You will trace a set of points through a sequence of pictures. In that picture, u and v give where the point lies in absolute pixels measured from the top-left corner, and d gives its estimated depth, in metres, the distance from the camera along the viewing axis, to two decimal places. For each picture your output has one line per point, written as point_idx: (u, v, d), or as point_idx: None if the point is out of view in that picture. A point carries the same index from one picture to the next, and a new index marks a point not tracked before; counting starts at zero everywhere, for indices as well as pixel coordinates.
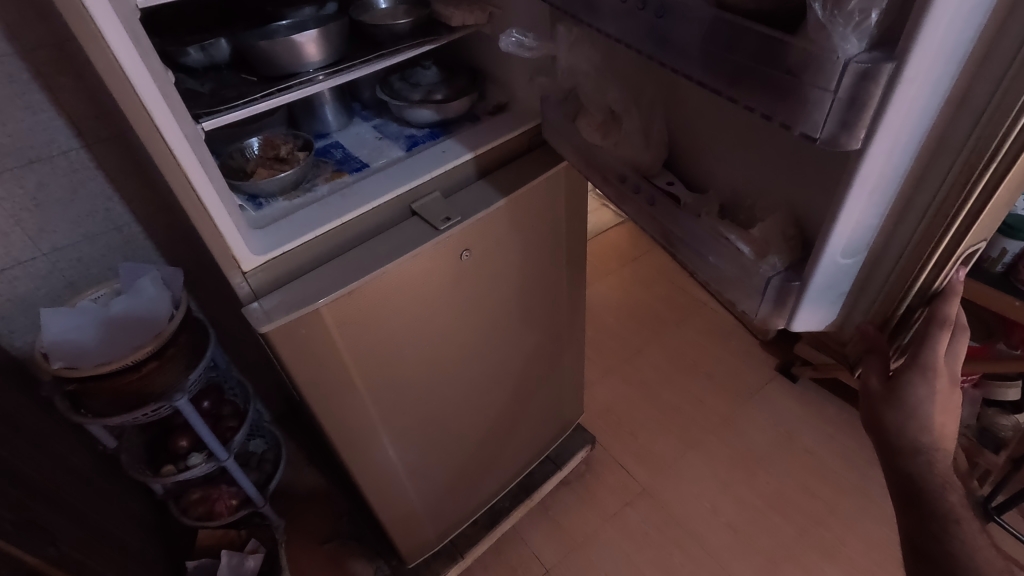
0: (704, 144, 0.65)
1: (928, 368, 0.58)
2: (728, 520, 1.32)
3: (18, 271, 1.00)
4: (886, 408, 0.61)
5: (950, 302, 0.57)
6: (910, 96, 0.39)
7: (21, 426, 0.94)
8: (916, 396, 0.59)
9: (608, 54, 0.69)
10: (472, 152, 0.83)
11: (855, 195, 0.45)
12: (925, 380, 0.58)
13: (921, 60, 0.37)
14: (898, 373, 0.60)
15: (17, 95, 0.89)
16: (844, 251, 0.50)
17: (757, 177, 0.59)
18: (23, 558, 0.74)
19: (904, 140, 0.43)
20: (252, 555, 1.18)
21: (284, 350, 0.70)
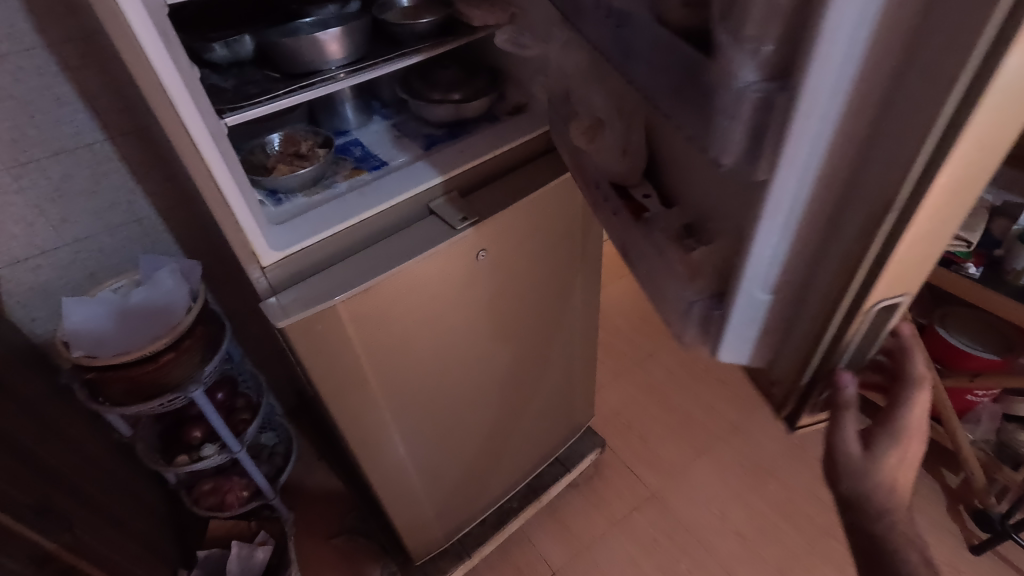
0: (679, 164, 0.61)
1: (903, 430, 0.51)
2: (737, 528, 1.31)
3: (41, 260, 1.02)
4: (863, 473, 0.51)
5: (915, 356, 0.50)
6: (809, 129, 0.35)
7: (40, 413, 0.95)
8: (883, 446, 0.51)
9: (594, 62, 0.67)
10: (441, 175, 0.81)
11: (769, 228, 0.41)
12: (892, 435, 0.51)
13: (816, 94, 0.34)
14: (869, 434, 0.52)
15: (46, 87, 0.90)
16: (767, 288, 0.46)
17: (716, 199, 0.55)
18: (39, 542, 0.76)
19: (823, 175, 0.38)
20: (261, 547, 1.21)
21: (300, 346, 0.71)
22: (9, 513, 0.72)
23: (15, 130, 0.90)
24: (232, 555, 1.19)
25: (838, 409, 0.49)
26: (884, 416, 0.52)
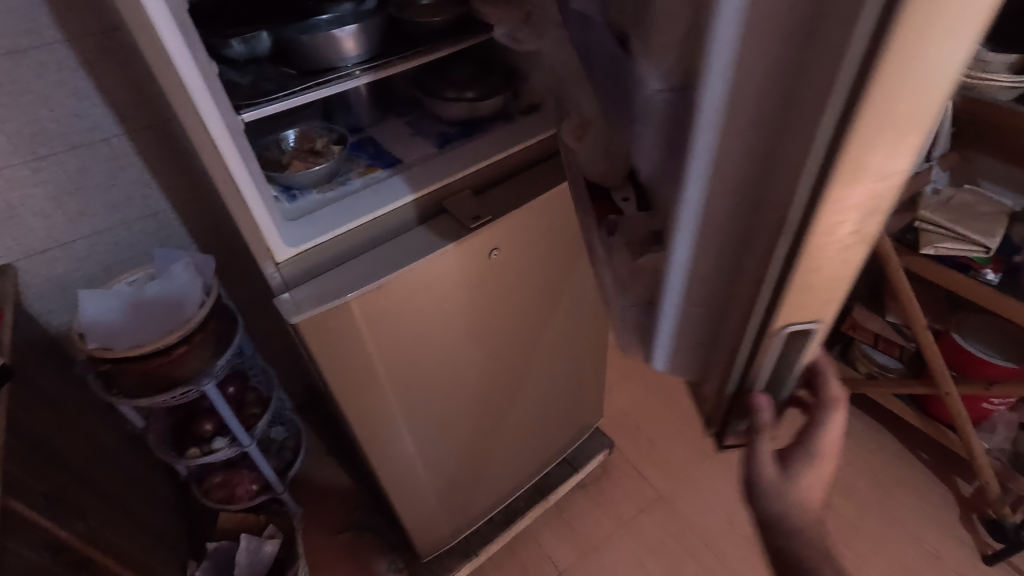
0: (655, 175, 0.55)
1: (816, 451, 0.47)
2: (745, 532, 1.30)
3: (58, 253, 1.03)
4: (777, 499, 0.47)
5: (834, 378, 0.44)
6: (707, 136, 0.32)
7: (55, 403, 0.96)
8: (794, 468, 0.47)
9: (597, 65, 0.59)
10: (412, 195, 0.78)
11: (683, 244, 0.38)
12: (803, 456, 0.47)
13: (708, 96, 0.31)
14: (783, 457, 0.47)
15: (66, 81, 0.91)
16: (695, 308, 0.43)
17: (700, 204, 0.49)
18: (53, 531, 0.77)
19: (735, 191, 0.34)
20: (269, 540, 1.22)
21: (312, 342, 0.71)
22: (23, 503, 0.73)
23: (35, 124, 0.91)
24: (241, 547, 1.20)
25: (753, 433, 0.43)
26: (800, 438, 0.47)
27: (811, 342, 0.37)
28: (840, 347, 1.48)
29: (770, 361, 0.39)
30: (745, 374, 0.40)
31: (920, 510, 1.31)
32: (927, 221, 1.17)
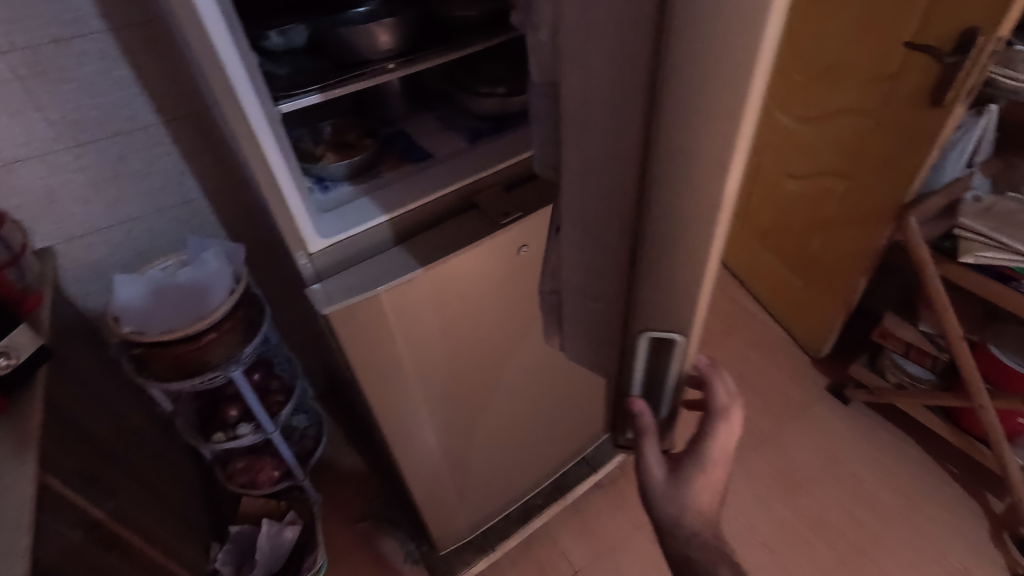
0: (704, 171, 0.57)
1: (705, 458, 0.55)
2: (765, 540, 1.28)
3: (95, 238, 1.06)
4: (668, 497, 0.55)
5: (719, 386, 0.55)
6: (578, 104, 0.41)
7: (89, 383, 0.98)
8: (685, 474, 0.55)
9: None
10: (386, 216, 0.76)
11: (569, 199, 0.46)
12: (698, 464, 0.55)
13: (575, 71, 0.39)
14: (676, 458, 0.56)
15: (107, 70, 0.93)
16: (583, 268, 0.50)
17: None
18: (90, 511, 0.79)
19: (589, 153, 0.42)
20: (290, 526, 1.24)
21: (340, 332, 0.72)
22: (59, 480, 0.75)
23: (77, 111, 0.93)
24: (262, 532, 1.22)
25: (642, 435, 0.52)
26: (691, 445, 0.56)
27: (674, 348, 0.48)
28: (868, 355, 1.45)
29: (639, 365, 0.50)
30: (623, 371, 0.51)
31: (946, 525, 1.28)
32: (966, 228, 1.13)
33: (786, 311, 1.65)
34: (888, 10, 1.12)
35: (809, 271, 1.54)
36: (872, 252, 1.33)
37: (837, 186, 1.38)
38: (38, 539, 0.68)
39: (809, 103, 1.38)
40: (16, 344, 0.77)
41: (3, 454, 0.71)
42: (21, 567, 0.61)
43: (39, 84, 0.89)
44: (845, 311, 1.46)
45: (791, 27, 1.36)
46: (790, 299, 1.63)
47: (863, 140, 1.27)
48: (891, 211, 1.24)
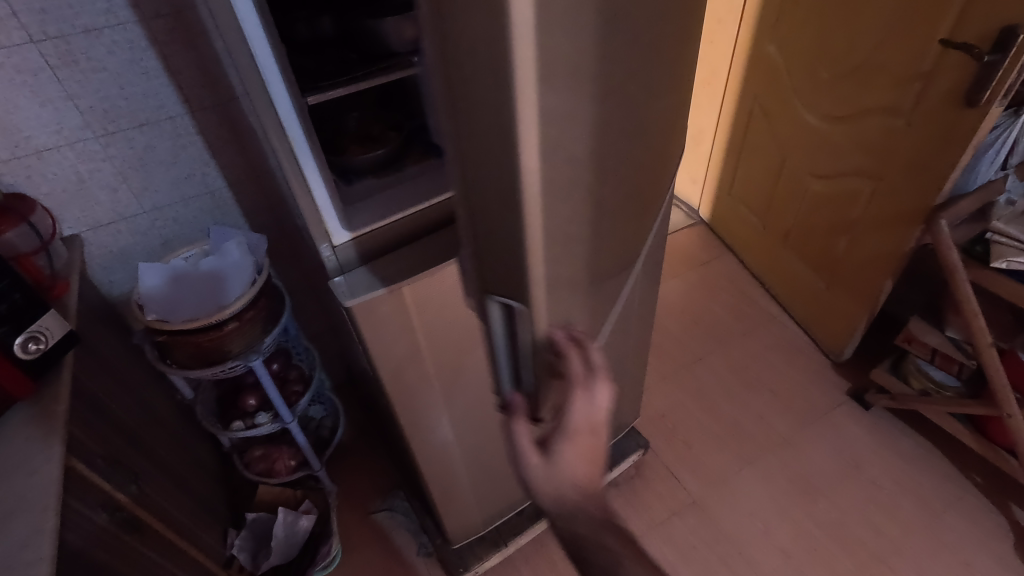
0: (658, 170, 0.53)
1: (569, 432, 0.46)
2: (782, 545, 1.27)
3: (121, 226, 1.08)
4: (541, 480, 0.48)
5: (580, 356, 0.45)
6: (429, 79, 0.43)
7: (114, 368, 1.00)
8: (550, 455, 0.47)
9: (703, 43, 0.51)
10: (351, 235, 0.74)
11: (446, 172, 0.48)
12: (566, 440, 0.46)
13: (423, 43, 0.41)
14: (547, 438, 0.48)
15: (135, 60, 0.94)
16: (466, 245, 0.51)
17: (625, 203, 0.48)
18: (114, 495, 0.81)
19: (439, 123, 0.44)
20: (305, 515, 1.26)
21: (363, 325, 0.72)
22: (84, 464, 0.77)
23: (106, 100, 0.95)
24: (278, 520, 1.24)
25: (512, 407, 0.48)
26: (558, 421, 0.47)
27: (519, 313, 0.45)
28: (892, 360, 1.42)
29: (500, 330, 0.48)
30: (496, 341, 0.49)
31: (969, 536, 1.25)
32: (1001, 233, 1.10)
33: (808, 314, 1.63)
34: (924, 7, 1.09)
35: (832, 273, 1.52)
36: (899, 255, 1.30)
37: (864, 186, 1.35)
38: (65, 521, 0.69)
39: (837, 101, 1.35)
40: (46, 328, 0.79)
41: (32, 436, 0.72)
42: (48, 548, 0.62)
43: (70, 74, 0.90)
44: (869, 315, 1.43)
45: (818, 22, 1.33)
46: (811, 301, 1.60)
47: (893, 140, 1.24)
48: (921, 213, 1.21)
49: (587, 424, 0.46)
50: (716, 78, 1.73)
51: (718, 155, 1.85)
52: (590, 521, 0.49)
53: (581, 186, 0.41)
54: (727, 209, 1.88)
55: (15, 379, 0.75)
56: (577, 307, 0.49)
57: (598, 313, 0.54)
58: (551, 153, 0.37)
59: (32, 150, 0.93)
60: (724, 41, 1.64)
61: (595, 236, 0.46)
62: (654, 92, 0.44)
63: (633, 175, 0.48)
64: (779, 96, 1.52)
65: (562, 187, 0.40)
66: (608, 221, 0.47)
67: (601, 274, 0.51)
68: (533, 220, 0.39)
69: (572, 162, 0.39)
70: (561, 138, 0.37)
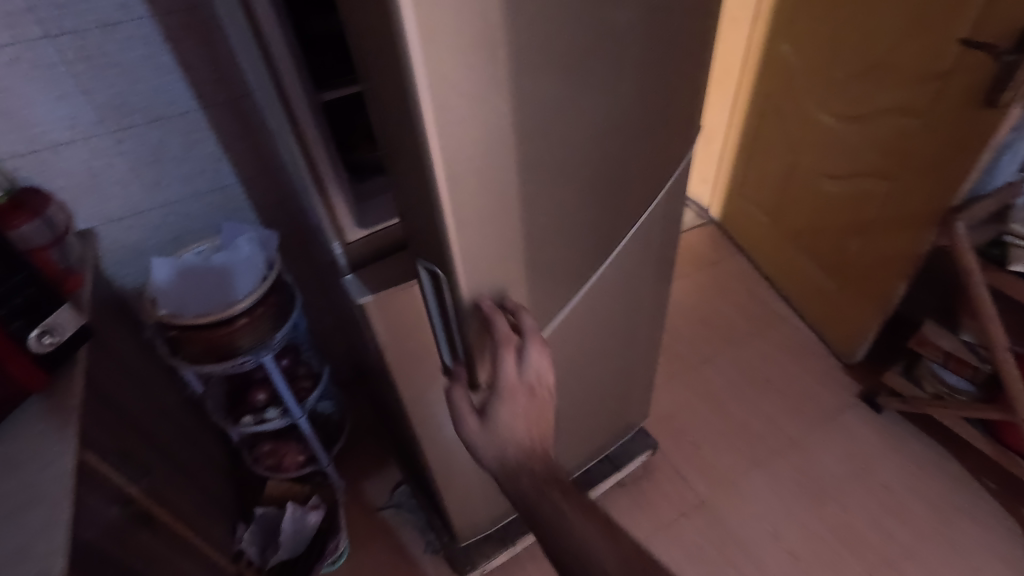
0: (596, 160, 0.61)
1: (504, 390, 0.59)
2: (790, 548, 1.26)
3: (134, 221, 1.08)
4: (484, 439, 0.60)
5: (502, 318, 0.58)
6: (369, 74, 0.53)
7: (126, 362, 1.01)
8: (491, 415, 0.59)
9: (645, 50, 0.58)
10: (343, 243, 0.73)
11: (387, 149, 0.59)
12: (501, 399, 0.59)
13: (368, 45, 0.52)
14: (485, 406, 0.60)
15: (150, 56, 0.94)
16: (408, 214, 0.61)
17: (549, 188, 0.57)
18: (126, 488, 0.81)
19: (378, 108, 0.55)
20: (313, 510, 1.26)
21: (375, 323, 0.72)
22: (97, 457, 0.77)
23: (119, 96, 0.95)
24: (286, 515, 1.23)
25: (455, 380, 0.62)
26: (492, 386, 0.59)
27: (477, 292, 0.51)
28: (905, 363, 1.41)
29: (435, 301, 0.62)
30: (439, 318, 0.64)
31: (981, 541, 1.24)
32: (1019, 236, 1.09)
33: (818, 316, 1.61)
34: (945, 5, 1.08)
35: (844, 275, 1.50)
36: (913, 257, 1.28)
37: (878, 187, 1.34)
38: (79, 515, 0.70)
39: (851, 101, 1.34)
40: (60, 323, 0.79)
41: (46, 429, 0.73)
42: (62, 540, 0.63)
43: (85, 69, 0.91)
44: (882, 317, 1.41)
45: (834, 20, 1.32)
46: (822, 302, 1.59)
47: (909, 140, 1.22)
48: (937, 215, 1.20)
49: (516, 382, 0.59)
50: (728, 77, 1.71)
51: (729, 154, 1.84)
52: (533, 477, 0.59)
53: (493, 172, 0.50)
54: (737, 209, 1.86)
55: (29, 373, 0.75)
56: (498, 271, 0.58)
57: (533, 282, 0.64)
58: (460, 145, 0.46)
59: (47, 145, 0.94)
60: (738, 40, 1.62)
61: (517, 214, 0.55)
62: (561, 90, 0.52)
63: (556, 162, 0.56)
64: (792, 95, 1.51)
65: (473, 173, 0.49)
66: (529, 203, 0.55)
67: (530, 250, 0.60)
68: (442, 197, 0.48)
69: (480, 152, 0.48)
70: (466, 131, 0.46)
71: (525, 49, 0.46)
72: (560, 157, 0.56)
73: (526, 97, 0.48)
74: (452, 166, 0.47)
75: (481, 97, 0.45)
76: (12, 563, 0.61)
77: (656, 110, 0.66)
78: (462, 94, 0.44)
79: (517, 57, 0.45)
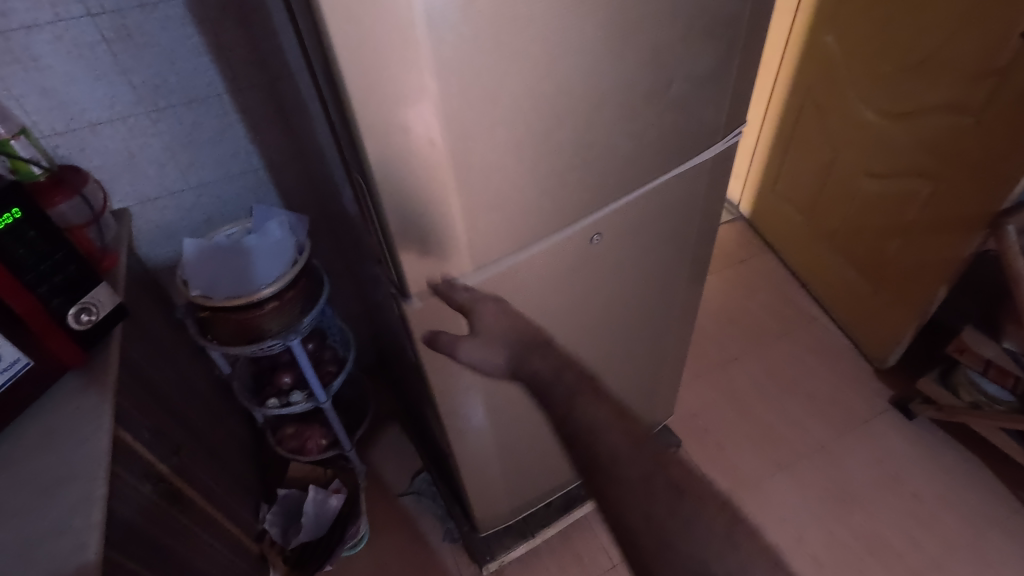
0: (544, 141, 0.64)
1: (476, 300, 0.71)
2: (814, 553, 1.24)
3: (168, 201, 1.09)
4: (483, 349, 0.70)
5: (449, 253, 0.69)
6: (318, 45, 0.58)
7: (158, 341, 1.02)
8: (482, 327, 0.70)
9: (612, 33, 0.59)
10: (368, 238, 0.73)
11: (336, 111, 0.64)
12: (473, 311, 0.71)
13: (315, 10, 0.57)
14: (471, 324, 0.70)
15: (187, 37, 0.93)
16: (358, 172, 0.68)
17: (486, 154, 0.60)
18: (156, 465, 0.82)
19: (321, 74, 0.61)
20: (335, 494, 1.27)
21: (409, 312, 0.71)
22: (130, 435, 0.78)
23: (157, 76, 0.95)
24: (308, 498, 1.24)
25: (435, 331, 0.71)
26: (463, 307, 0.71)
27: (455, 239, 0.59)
28: (942, 371, 1.36)
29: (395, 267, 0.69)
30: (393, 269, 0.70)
31: (1016, 557, 1.20)
32: None
33: (851, 318, 1.57)
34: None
35: (881, 278, 1.46)
36: (957, 262, 1.24)
37: (922, 188, 1.29)
38: (113, 492, 0.70)
39: (898, 98, 1.29)
40: (98, 300, 0.80)
41: (84, 405, 0.74)
42: (97, 516, 0.63)
43: (124, 48, 0.91)
44: (919, 322, 1.37)
45: (883, 12, 1.26)
46: (856, 305, 1.55)
47: (958, 140, 1.18)
48: (986, 219, 1.15)
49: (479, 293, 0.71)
50: (767, 69, 1.66)
51: (763, 149, 1.79)
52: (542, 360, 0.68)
53: (418, 138, 0.55)
54: (770, 206, 1.82)
55: (67, 348, 0.76)
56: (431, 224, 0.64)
57: (476, 239, 0.68)
58: (382, 110, 0.52)
59: (85, 124, 0.95)
60: (778, 31, 1.57)
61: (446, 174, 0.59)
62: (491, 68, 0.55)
63: (494, 138, 0.59)
64: (834, 90, 1.46)
65: (397, 135, 0.54)
66: (464, 169, 0.60)
67: (473, 213, 0.65)
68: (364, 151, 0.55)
69: (402, 118, 0.53)
70: (384, 98, 0.51)
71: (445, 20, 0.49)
72: (499, 130, 0.59)
73: (452, 71, 0.53)
74: (376, 127, 0.53)
75: (399, 70, 0.50)
76: (49, 537, 0.62)
77: (638, 94, 0.66)
78: (379, 65, 0.49)
79: (439, 34, 0.50)
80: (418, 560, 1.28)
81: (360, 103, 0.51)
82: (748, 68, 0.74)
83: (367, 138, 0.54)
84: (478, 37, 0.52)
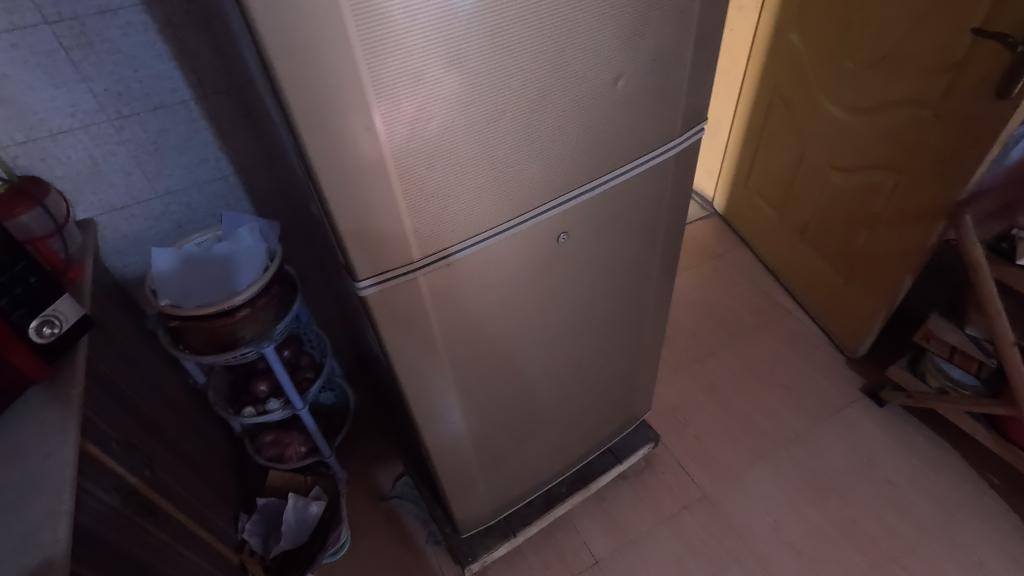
0: (500, 137, 0.64)
1: None
2: (793, 541, 1.25)
3: (136, 210, 1.08)
4: None
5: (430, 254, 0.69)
6: None
7: (128, 352, 1.00)
8: None
9: (559, 29, 0.60)
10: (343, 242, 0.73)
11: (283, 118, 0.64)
12: None
13: None
14: None
15: (150, 43, 0.92)
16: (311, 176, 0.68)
17: (441, 152, 0.61)
18: (126, 478, 0.81)
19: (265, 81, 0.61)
20: (315, 501, 1.26)
21: (379, 314, 0.71)
22: (97, 446, 0.77)
23: (120, 83, 0.94)
24: (290, 505, 1.23)
25: None
26: None
27: None
28: (910, 358, 1.40)
29: None
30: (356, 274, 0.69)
31: (987, 537, 1.23)
32: None
33: (825, 309, 1.61)
34: None
35: (851, 269, 1.48)
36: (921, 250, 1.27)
37: (888, 180, 1.32)
38: (78, 505, 0.69)
39: (859, 92, 1.32)
40: (61, 312, 0.78)
41: (48, 418, 0.73)
42: (63, 531, 0.62)
43: (84, 56, 0.89)
44: (888, 310, 1.40)
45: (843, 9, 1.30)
46: (829, 296, 1.58)
47: (918, 131, 1.21)
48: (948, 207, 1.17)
49: None
50: (735, 68, 1.70)
51: (734, 146, 1.83)
52: None
53: (359, 132, 0.55)
54: (743, 202, 1.85)
55: (30, 361, 0.74)
56: (395, 226, 0.64)
57: (439, 240, 0.68)
58: (320, 108, 0.53)
59: (46, 133, 0.93)
60: (745, 30, 1.61)
61: (398, 174, 0.60)
62: (438, 66, 0.55)
63: (446, 134, 0.60)
64: (800, 87, 1.49)
65: (335, 128, 0.54)
66: (414, 165, 0.60)
67: (427, 210, 0.65)
68: (312, 152, 0.55)
69: (343, 111, 0.54)
70: (318, 90, 0.52)
71: (385, 19, 0.50)
72: (452, 125, 0.60)
73: (393, 66, 0.53)
74: (314, 121, 0.53)
75: (333, 61, 0.51)
76: (10, 554, 0.60)
77: (588, 92, 0.67)
78: (312, 57, 0.50)
79: (379, 33, 0.51)
80: (402, 564, 1.27)
81: (303, 99, 0.52)
82: (707, 65, 0.75)
83: (306, 131, 0.54)
84: (416, 31, 0.52)
